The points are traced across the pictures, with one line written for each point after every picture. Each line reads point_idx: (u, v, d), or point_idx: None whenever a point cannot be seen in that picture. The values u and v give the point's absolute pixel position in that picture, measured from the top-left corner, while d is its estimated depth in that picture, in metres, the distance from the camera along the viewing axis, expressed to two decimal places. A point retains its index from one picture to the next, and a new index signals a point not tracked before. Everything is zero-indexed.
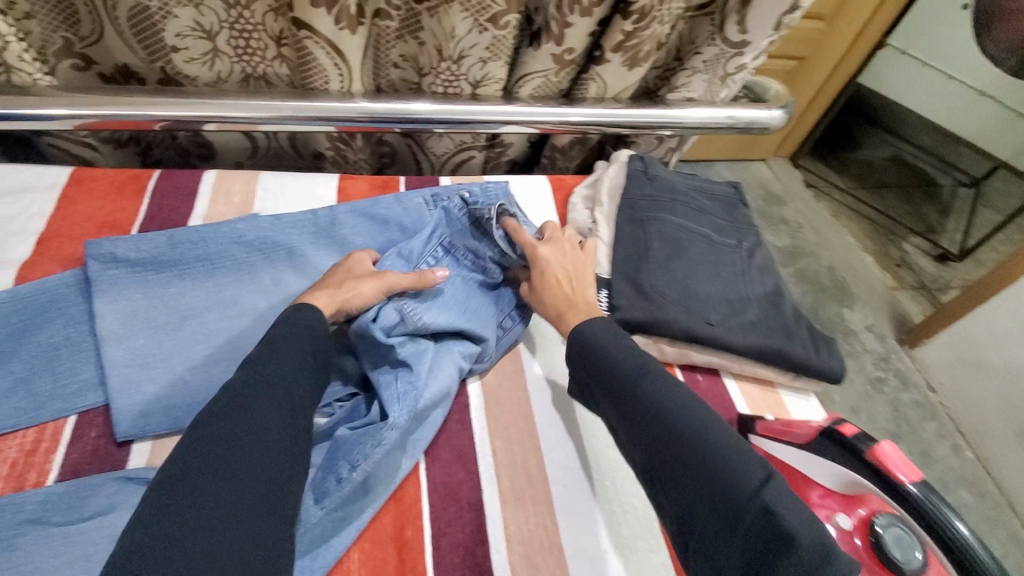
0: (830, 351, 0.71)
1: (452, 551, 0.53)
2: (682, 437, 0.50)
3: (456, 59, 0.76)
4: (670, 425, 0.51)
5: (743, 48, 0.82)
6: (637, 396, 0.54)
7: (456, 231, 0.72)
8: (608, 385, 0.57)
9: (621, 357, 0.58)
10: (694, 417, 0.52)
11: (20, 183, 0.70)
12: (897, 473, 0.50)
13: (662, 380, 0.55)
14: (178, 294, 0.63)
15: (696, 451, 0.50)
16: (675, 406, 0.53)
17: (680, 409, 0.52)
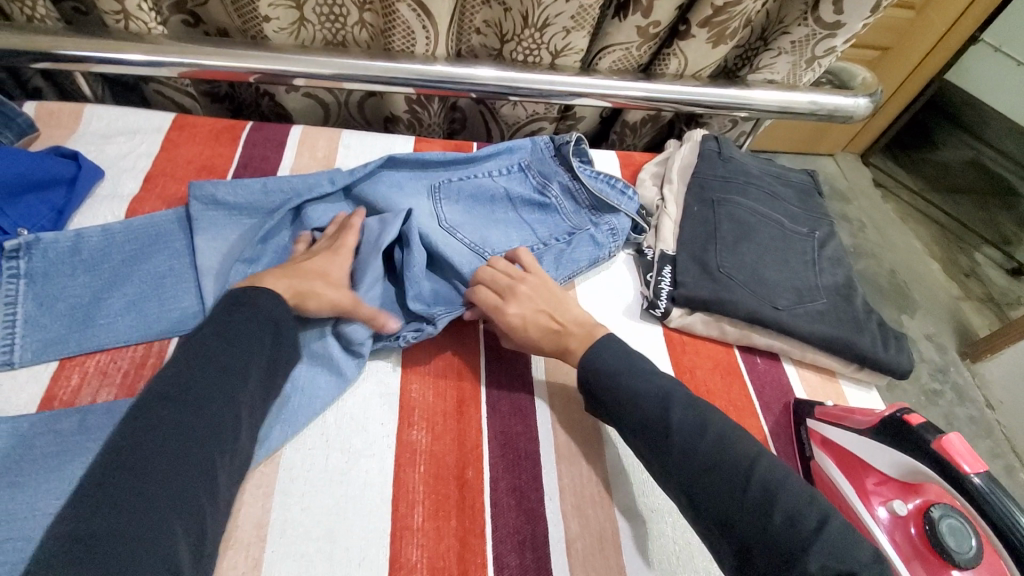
0: (899, 348, 0.70)
1: (509, 494, 0.56)
2: (722, 477, 0.50)
3: (540, 28, 0.77)
4: (702, 462, 0.51)
5: (836, 30, 0.79)
6: (666, 437, 0.53)
7: (535, 157, 0.80)
8: (631, 423, 0.56)
9: (647, 390, 0.56)
10: (735, 460, 0.51)
11: (131, 125, 0.75)
12: (961, 463, 0.50)
13: (693, 412, 0.54)
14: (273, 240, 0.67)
15: (727, 486, 0.50)
16: (707, 439, 0.52)
17: (716, 452, 0.52)
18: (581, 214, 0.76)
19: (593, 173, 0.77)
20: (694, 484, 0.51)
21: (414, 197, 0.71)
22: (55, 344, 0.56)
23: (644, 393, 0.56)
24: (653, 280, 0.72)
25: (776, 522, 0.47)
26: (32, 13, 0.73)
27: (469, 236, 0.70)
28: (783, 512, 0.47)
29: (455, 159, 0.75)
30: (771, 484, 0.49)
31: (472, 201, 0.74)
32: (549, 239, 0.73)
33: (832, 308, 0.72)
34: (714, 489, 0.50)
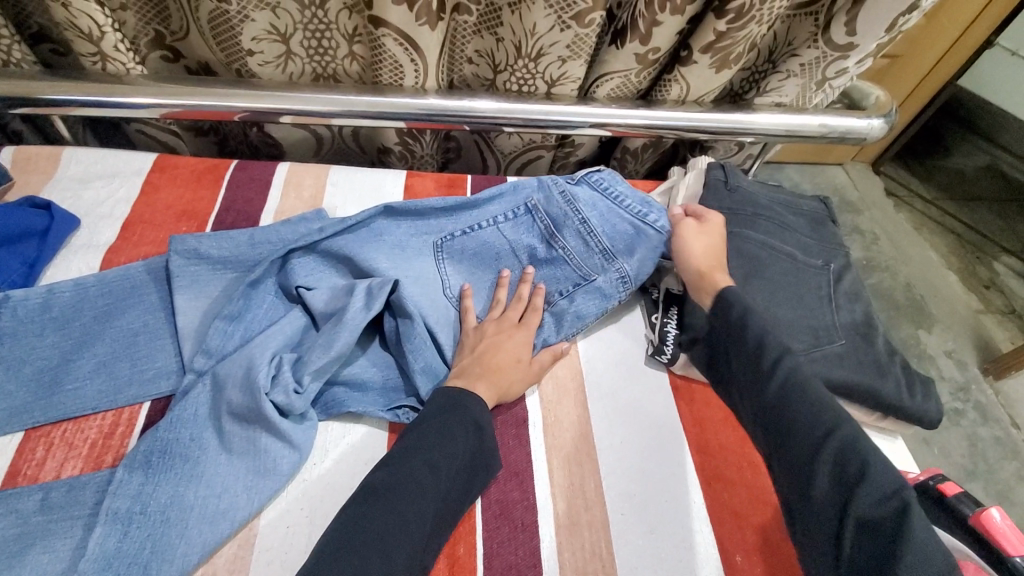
0: (926, 394, 0.65)
1: (504, 572, 0.52)
2: (803, 434, 0.50)
3: (534, 57, 0.73)
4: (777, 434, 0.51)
5: (849, 51, 0.75)
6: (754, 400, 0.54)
7: (543, 195, 0.72)
8: (739, 357, 0.58)
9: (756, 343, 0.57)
10: (819, 421, 0.50)
11: (110, 168, 0.72)
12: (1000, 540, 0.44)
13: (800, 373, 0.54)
14: (261, 298, 0.62)
15: (805, 444, 0.49)
16: (811, 395, 0.52)
17: (814, 411, 0.51)
18: (595, 259, 0.69)
19: (614, 211, 0.70)
20: (777, 440, 0.52)
21: (410, 257, 0.68)
22: (21, 414, 0.53)
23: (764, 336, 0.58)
24: (658, 323, 0.69)
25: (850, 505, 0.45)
26: (7, 57, 0.70)
27: (478, 300, 0.69)
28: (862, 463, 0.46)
29: (456, 205, 0.71)
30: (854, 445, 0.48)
31: (476, 258, 0.70)
32: (554, 293, 0.69)
33: (851, 350, 0.67)
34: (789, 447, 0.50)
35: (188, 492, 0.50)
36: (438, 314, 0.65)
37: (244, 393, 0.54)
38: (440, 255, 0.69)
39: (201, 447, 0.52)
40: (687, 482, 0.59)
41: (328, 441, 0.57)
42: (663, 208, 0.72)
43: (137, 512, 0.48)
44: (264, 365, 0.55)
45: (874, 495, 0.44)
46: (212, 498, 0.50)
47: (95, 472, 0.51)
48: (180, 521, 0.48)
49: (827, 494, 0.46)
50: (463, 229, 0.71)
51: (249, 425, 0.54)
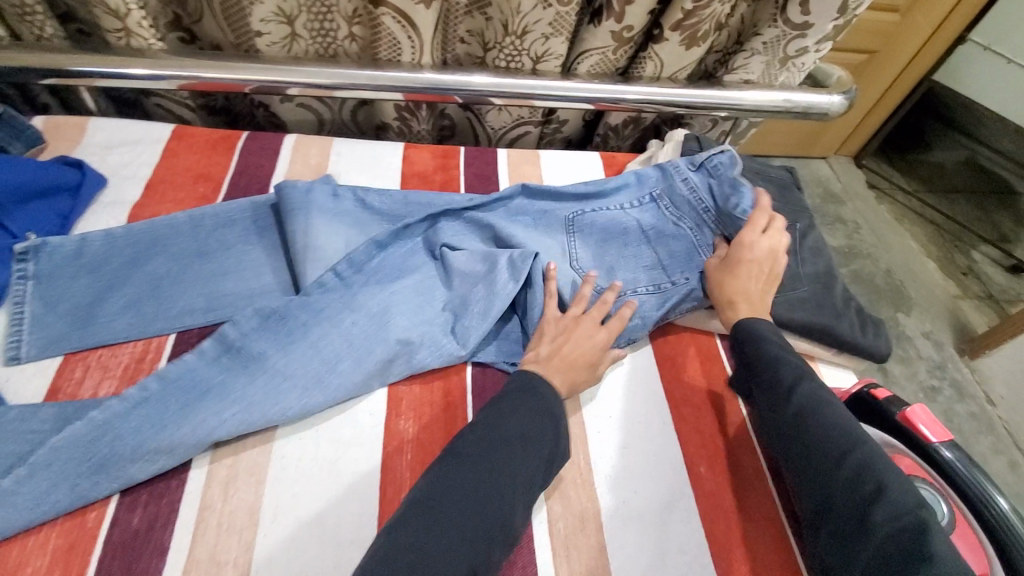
0: (877, 332, 0.72)
1: None
2: (823, 446, 0.53)
3: (519, 35, 0.80)
4: (818, 434, 0.54)
5: (805, 30, 0.82)
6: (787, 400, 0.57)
7: (665, 185, 0.79)
8: (760, 383, 0.60)
9: (780, 360, 0.61)
10: (844, 435, 0.53)
11: (132, 135, 0.79)
12: (920, 425, 0.54)
13: (819, 391, 0.58)
14: (400, 252, 0.71)
15: (824, 463, 0.52)
16: (829, 414, 0.55)
17: (834, 424, 0.54)
18: (696, 239, 0.76)
19: (747, 193, 0.75)
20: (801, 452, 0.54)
21: (550, 230, 0.76)
22: (59, 342, 0.59)
23: (779, 360, 0.61)
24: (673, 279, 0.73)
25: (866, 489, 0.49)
26: (40, 32, 0.77)
27: (594, 275, 0.74)
28: (878, 481, 0.49)
29: (592, 191, 0.78)
30: (871, 459, 0.51)
31: (604, 236, 0.76)
32: (665, 278, 0.73)
33: (813, 296, 0.73)
34: (808, 468, 0.53)
35: (261, 382, 0.57)
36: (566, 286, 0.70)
37: (375, 324, 0.63)
38: (572, 232, 0.76)
39: (303, 342, 0.60)
40: (659, 407, 0.66)
41: None
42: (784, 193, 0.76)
43: (236, 360, 0.58)
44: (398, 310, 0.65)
45: (893, 506, 0.47)
46: (275, 399, 0.57)
47: (128, 391, 0.57)
48: (200, 433, 0.53)
49: (843, 498, 0.50)
50: (593, 210, 0.77)
51: (364, 342, 0.62)
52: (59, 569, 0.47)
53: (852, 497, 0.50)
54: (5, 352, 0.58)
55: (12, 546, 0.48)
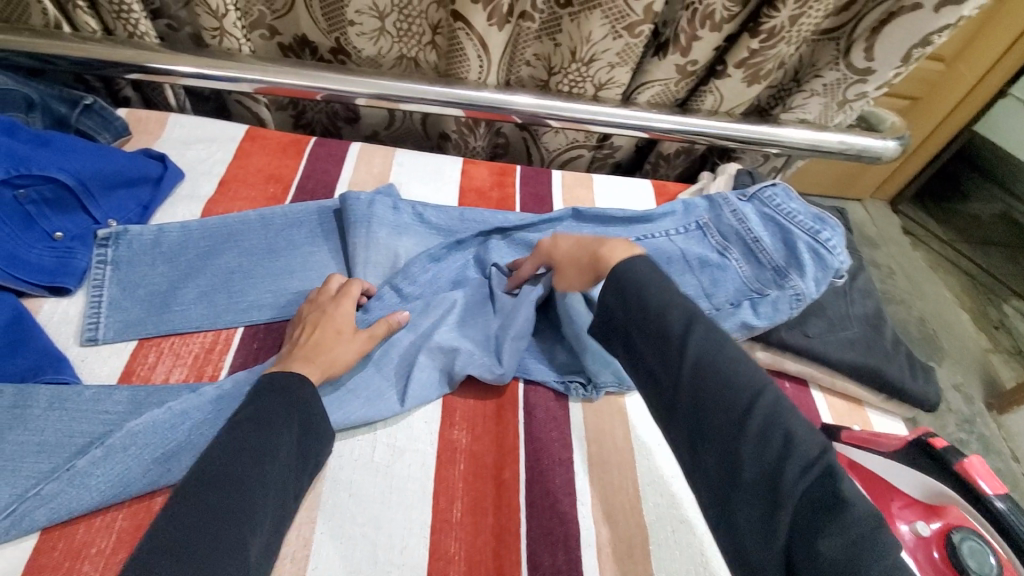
0: (927, 378, 0.72)
1: (543, 496, 0.58)
2: (725, 400, 0.46)
3: (586, 62, 0.83)
4: (718, 380, 0.47)
5: (867, 75, 0.83)
6: (681, 349, 0.49)
7: (714, 215, 0.80)
8: (647, 336, 0.52)
9: (665, 308, 0.51)
10: (745, 384, 0.46)
11: (208, 134, 0.82)
12: (978, 478, 0.52)
13: (713, 333, 0.50)
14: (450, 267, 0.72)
15: (727, 419, 0.45)
16: (724, 360, 0.48)
17: (732, 370, 0.47)
18: (746, 264, 0.75)
19: (792, 228, 0.75)
20: (697, 404, 0.47)
21: None
22: (136, 326, 0.61)
23: (667, 305, 0.51)
24: (728, 308, 0.72)
25: (772, 446, 0.43)
26: (133, 29, 0.80)
27: None
28: (786, 432, 0.43)
29: (637, 217, 0.80)
30: (778, 408, 0.45)
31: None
32: (723, 301, 0.72)
33: (864, 337, 0.73)
34: (716, 429, 0.46)
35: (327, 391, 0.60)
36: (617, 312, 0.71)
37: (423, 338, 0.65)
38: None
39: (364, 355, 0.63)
40: None
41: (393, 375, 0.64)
42: (837, 228, 0.76)
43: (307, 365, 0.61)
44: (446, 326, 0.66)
45: (799, 463, 0.42)
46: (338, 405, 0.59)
47: (198, 380, 0.59)
48: None
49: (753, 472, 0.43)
50: (638, 235, 0.79)
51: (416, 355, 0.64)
52: (123, 550, 0.48)
53: (762, 459, 0.43)
54: (84, 333, 0.60)
55: (80, 524, 0.49)
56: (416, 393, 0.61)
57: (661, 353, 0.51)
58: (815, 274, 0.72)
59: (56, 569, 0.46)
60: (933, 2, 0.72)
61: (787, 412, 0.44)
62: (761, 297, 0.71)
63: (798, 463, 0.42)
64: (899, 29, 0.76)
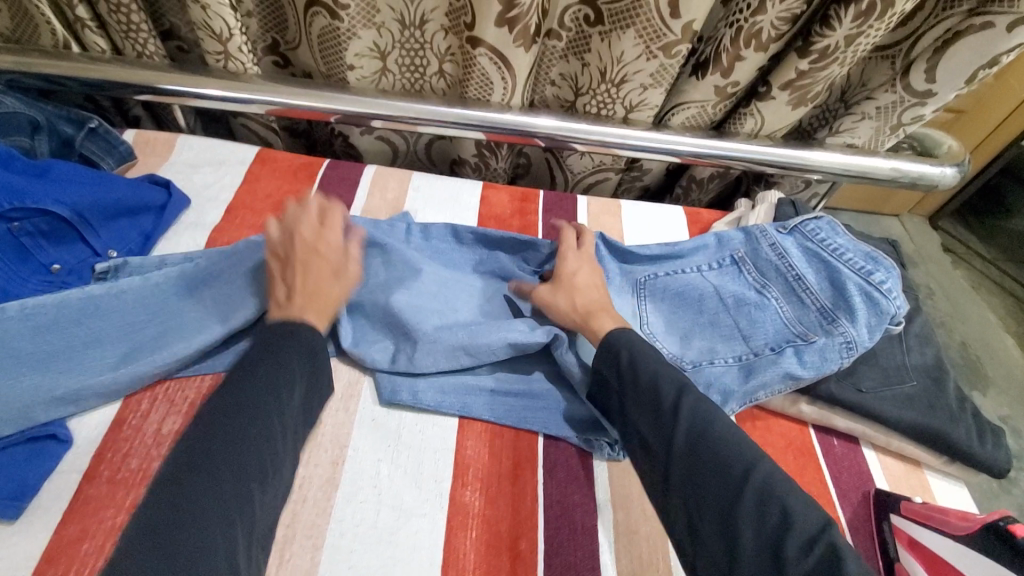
0: (997, 443, 0.64)
1: (563, 572, 0.52)
2: (721, 469, 0.47)
3: (616, 83, 0.77)
4: (714, 447, 0.48)
5: (926, 99, 0.76)
6: (673, 418, 0.51)
7: (751, 248, 0.73)
8: (642, 405, 0.54)
9: (658, 381, 0.54)
10: (736, 453, 0.48)
11: (218, 156, 0.79)
12: None
13: (704, 403, 0.52)
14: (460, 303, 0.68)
15: (725, 487, 0.46)
16: (718, 429, 0.49)
17: (725, 441, 0.49)
18: (788, 305, 0.68)
19: (840, 267, 0.67)
20: (695, 474, 0.48)
21: (621, 296, 0.72)
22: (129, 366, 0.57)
23: (659, 375, 0.54)
24: (768, 355, 0.65)
25: (773, 517, 0.43)
26: (141, 49, 0.77)
27: (677, 342, 0.68)
28: (781, 505, 0.44)
29: (666, 249, 0.74)
30: (771, 483, 0.46)
31: (680, 301, 0.71)
32: (762, 347, 0.66)
33: (924, 392, 0.65)
34: (711, 500, 0.46)
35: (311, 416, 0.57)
36: None
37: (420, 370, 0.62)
38: (643, 295, 0.72)
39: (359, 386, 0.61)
40: None
41: (404, 426, 0.60)
42: (893, 267, 0.67)
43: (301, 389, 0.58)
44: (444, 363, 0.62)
45: (800, 540, 0.42)
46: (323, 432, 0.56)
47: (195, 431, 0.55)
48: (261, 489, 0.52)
49: (755, 553, 0.42)
50: (667, 270, 0.73)
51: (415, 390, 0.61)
52: None
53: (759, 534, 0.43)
54: None
55: None
56: (478, 408, 0.61)
57: (657, 420, 0.52)
58: (868, 320, 0.64)
59: None
60: (1006, 22, 0.65)
61: (781, 484, 0.46)
62: (806, 344, 0.64)
63: (800, 538, 0.42)
64: (967, 49, 0.68)
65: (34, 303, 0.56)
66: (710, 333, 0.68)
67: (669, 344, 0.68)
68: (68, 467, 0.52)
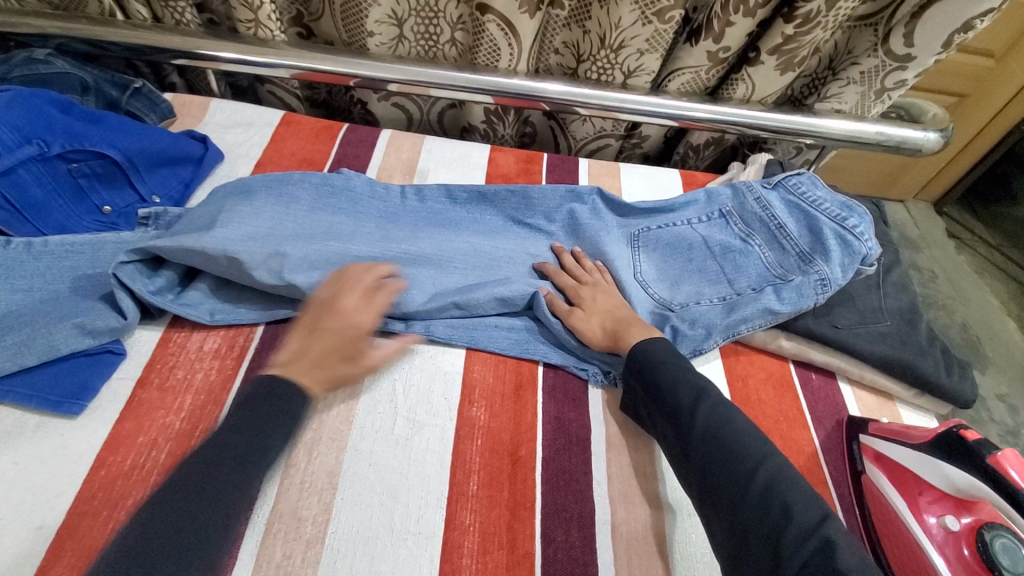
0: (964, 376, 0.69)
1: (559, 475, 0.58)
2: (730, 464, 0.50)
3: (615, 49, 0.83)
4: (727, 443, 0.51)
5: (907, 62, 0.81)
6: (691, 421, 0.53)
7: (738, 202, 0.79)
8: (661, 409, 0.57)
9: (676, 383, 0.57)
10: (750, 453, 0.50)
11: (247, 118, 0.86)
12: (1010, 469, 0.50)
13: (721, 408, 0.54)
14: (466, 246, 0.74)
15: (732, 483, 0.49)
16: (732, 431, 0.52)
17: (738, 441, 0.51)
18: (769, 251, 0.73)
19: (818, 215, 0.73)
20: (707, 473, 0.50)
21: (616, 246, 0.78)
22: (157, 292, 0.62)
23: (678, 382, 0.57)
24: (750, 294, 0.70)
25: (771, 515, 0.46)
26: (179, 18, 0.84)
27: (666, 286, 0.74)
28: (783, 503, 0.46)
29: (659, 204, 0.79)
30: (778, 480, 0.48)
31: (670, 249, 0.76)
32: (745, 287, 0.71)
33: (897, 331, 0.71)
34: (723, 495, 0.49)
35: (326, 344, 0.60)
36: (635, 297, 0.72)
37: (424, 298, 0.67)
38: (637, 245, 0.77)
39: None
40: None
41: (414, 353, 0.66)
42: (866, 214, 0.72)
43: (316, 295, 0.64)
44: (448, 296, 0.67)
45: (800, 532, 0.44)
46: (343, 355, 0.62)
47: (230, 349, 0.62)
48: None
49: (755, 544, 0.45)
50: (659, 224, 0.79)
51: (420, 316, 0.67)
52: None
53: (762, 523, 0.46)
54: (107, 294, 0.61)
55: (118, 476, 0.52)
56: (484, 341, 0.67)
57: (673, 424, 0.55)
58: (842, 261, 0.69)
59: (96, 515, 0.49)
60: None
61: (785, 484, 0.48)
62: (784, 283, 0.70)
63: (799, 530, 0.44)
64: (941, 13, 0.73)
65: (73, 241, 0.63)
66: (698, 278, 0.74)
67: (661, 289, 0.74)
68: (124, 375, 0.59)
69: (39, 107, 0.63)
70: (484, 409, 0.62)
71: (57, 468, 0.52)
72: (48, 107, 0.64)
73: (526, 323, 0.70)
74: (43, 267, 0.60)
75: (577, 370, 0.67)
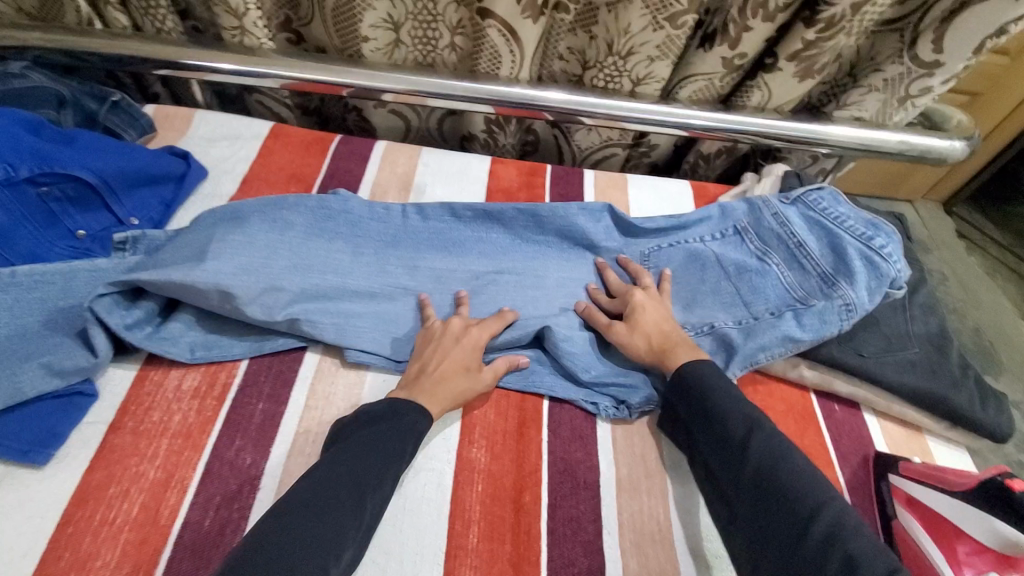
0: (998, 408, 0.64)
1: (565, 524, 0.54)
2: (789, 502, 0.46)
3: (623, 55, 0.78)
4: (785, 478, 0.47)
5: (934, 69, 0.76)
6: (742, 454, 0.50)
7: (754, 218, 0.74)
8: (710, 433, 0.53)
9: (731, 409, 0.53)
10: (807, 491, 0.46)
11: (233, 131, 0.81)
12: None
13: (776, 438, 0.50)
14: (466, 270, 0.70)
15: (790, 524, 0.45)
16: (788, 463, 0.48)
17: (797, 477, 0.47)
18: (788, 271, 0.68)
19: (841, 234, 0.68)
20: (763, 509, 0.47)
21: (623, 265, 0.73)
22: (133, 325, 0.58)
23: (731, 408, 0.53)
24: (769, 319, 0.66)
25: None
26: (161, 25, 0.80)
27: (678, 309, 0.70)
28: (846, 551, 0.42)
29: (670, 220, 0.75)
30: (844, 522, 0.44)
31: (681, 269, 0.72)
32: (763, 311, 0.67)
33: (925, 359, 0.66)
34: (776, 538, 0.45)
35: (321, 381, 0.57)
36: None
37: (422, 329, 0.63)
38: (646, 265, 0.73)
39: (357, 334, 0.62)
40: None
41: None
42: (893, 232, 0.67)
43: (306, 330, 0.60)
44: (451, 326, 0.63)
45: None
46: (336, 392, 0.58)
47: (210, 387, 0.57)
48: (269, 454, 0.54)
49: None
50: (670, 241, 0.74)
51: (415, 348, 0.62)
52: (128, 564, 0.47)
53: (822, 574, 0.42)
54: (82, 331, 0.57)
55: (87, 533, 0.48)
56: None
57: (726, 454, 0.51)
58: (868, 284, 0.65)
59: None
60: None
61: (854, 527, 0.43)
62: (805, 307, 0.65)
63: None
64: (975, 17, 0.68)
65: (43, 269, 0.57)
66: (712, 301, 0.69)
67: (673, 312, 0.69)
68: (95, 418, 0.54)
69: (7, 127, 0.59)
70: (485, 450, 0.58)
71: (21, 524, 0.47)
72: (19, 128, 0.61)
73: (530, 353, 0.65)
74: (9, 300, 0.54)
75: (587, 406, 0.62)
